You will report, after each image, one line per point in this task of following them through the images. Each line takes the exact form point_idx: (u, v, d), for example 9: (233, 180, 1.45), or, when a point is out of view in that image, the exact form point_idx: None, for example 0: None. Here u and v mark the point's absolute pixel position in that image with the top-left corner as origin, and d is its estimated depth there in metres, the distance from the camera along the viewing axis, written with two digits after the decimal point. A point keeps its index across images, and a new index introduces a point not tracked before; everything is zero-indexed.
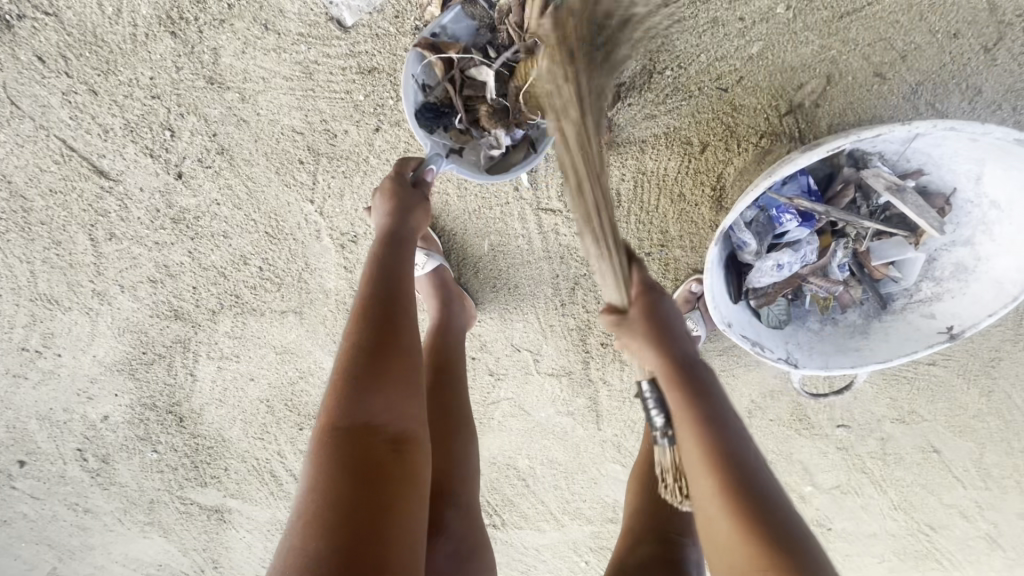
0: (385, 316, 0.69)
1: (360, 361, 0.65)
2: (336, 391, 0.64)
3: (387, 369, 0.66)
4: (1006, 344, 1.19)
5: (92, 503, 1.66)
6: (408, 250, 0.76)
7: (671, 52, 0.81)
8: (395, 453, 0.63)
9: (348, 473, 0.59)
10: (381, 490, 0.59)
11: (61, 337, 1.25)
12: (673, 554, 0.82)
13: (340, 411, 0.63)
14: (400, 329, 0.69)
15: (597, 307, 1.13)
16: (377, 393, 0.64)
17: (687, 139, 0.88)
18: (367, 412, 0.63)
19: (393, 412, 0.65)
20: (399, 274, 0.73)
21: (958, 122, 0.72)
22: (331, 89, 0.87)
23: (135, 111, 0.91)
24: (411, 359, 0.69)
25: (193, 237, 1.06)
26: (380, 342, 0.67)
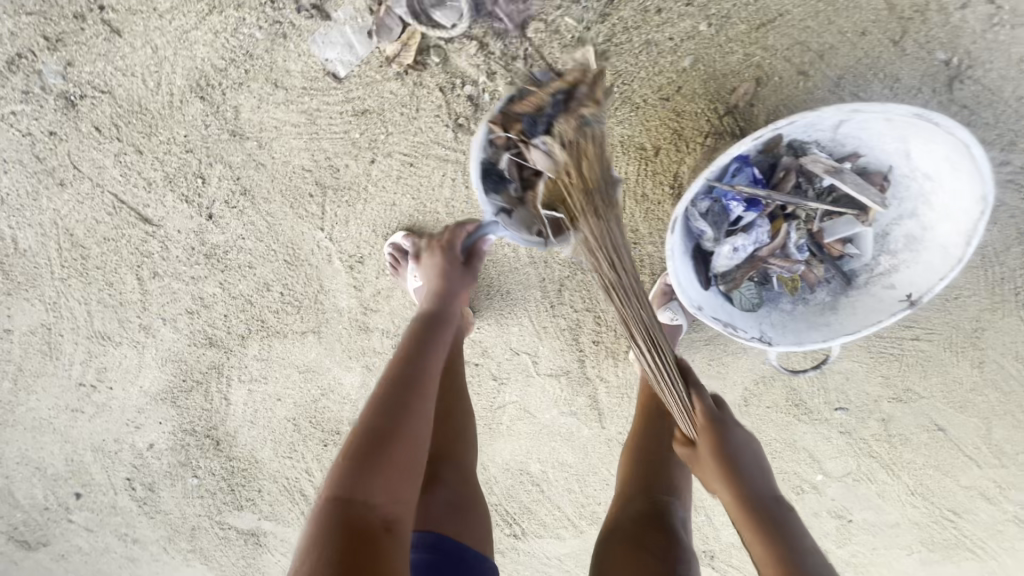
0: (405, 395, 0.81)
1: (367, 441, 0.75)
2: (344, 464, 0.74)
3: (390, 447, 0.76)
4: (986, 313, 1.22)
5: (140, 532, 1.79)
6: (430, 344, 0.89)
7: (615, 72, 0.93)
8: (385, 527, 0.71)
9: (338, 533, 0.68)
10: (367, 556, 0.67)
11: (113, 370, 1.42)
12: (660, 508, 0.99)
13: (342, 484, 0.72)
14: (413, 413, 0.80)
15: (584, 306, 1.24)
16: (376, 473, 0.73)
17: (640, 145, 1.00)
18: (364, 490, 0.72)
19: (386, 494, 0.73)
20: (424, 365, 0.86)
21: (860, 104, 0.82)
22: (332, 130, 1.02)
23: (173, 164, 1.08)
24: (416, 442, 0.79)
25: (223, 270, 1.22)
26: (393, 418, 0.78)
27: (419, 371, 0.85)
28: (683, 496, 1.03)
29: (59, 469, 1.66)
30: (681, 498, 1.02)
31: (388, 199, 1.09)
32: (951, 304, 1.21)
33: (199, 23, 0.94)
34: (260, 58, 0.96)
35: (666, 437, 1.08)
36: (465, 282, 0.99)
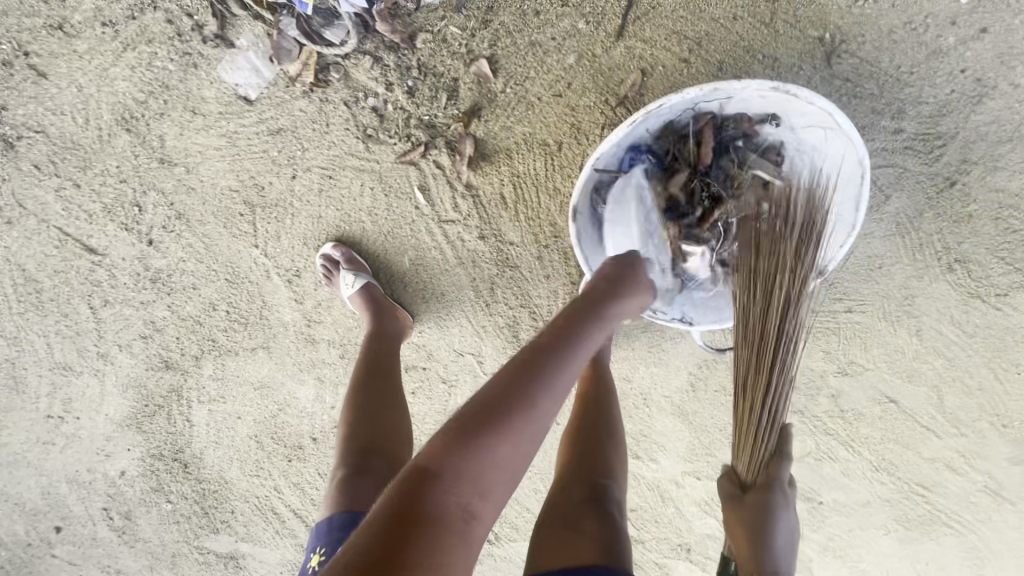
0: (532, 383, 0.66)
1: (478, 419, 0.62)
2: (448, 435, 0.61)
3: (495, 435, 0.62)
4: (914, 280, 1.24)
5: (122, 562, 1.81)
6: (586, 335, 0.75)
7: (506, 73, 0.98)
8: (455, 523, 0.57)
9: (405, 508, 0.56)
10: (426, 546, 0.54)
11: (78, 400, 1.46)
12: (590, 487, 0.96)
13: (434, 459, 0.59)
14: (535, 406, 0.65)
15: (518, 301, 1.25)
16: (474, 461, 0.60)
17: (543, 141, 1.04)
18: (456, 477, 0.58)
19: (483, 488, 0.60)
20: (564, 359, 0.70)
21: (717, 84, 0.86)
22: (251, 150, 1.07)
23: (110, 195, 1.14)
24: (522, 445, 0.64)
25: (169, 293, 1.27)
26: (509, 403, 0.64)
27: (559, 360, 0.69)
28: (618, 476, 1.00)
29: (38, 503, 1.70)
30: (616, 478, 1.00)
31: (314, 212, 1.14)
32: (877, 274, 1.23)
33: (115, 60, 1.01)
34: (176, 89, 1.03)
35: (601, 418, 1.07)
36: (647, 285, 0.89)
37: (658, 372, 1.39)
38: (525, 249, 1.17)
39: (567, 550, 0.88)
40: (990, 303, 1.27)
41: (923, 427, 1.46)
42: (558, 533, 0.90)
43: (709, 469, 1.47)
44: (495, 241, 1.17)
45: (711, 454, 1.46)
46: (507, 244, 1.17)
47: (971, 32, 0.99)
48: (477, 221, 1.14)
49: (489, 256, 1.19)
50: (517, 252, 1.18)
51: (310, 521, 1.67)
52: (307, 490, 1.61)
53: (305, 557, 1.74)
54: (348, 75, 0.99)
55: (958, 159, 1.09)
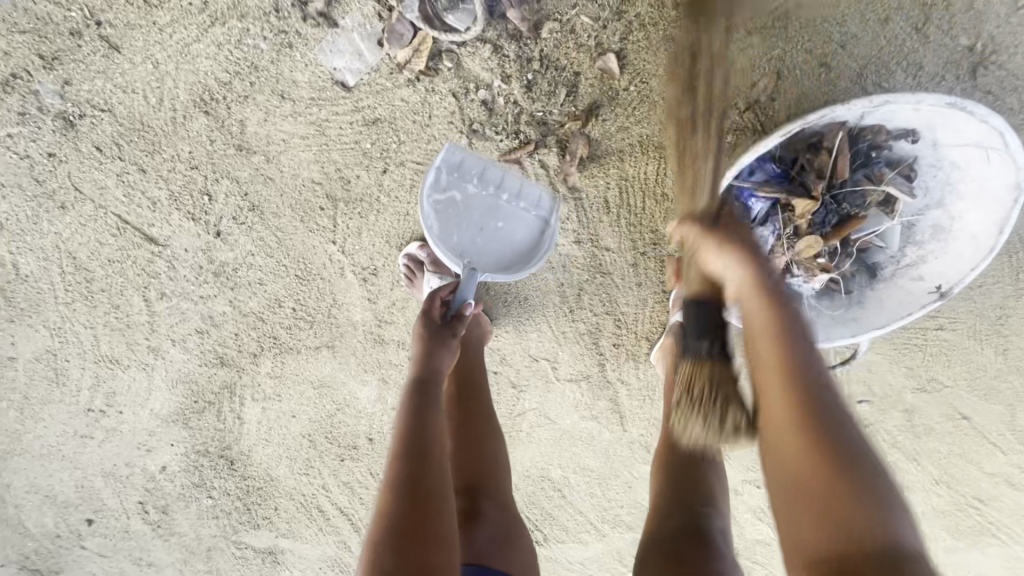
0: (418, 458, 0.78)
1: (413, 437, 0.81)
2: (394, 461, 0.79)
3: (428, 444, 0.80)
4: (1010, 299, 1.22)
5: (155, 555, 1.76)
6: (432, 394, 0.87)
7: (630, 71, 0.92)
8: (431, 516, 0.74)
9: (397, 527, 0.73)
10: (419, 541, 0.72)
11: (123, 394, 1.38)
12: (698, 522, 0.91)
13: (396, 484, 0.77)
14: (429, 471, 0.78)
15: (604, 310, 1.20)
16: (423, 468, 0.78)
17: (660, 144, 0.98)
18: (417, 485, 0.76)
19: (435, 486, 0.77)
20: (425, 427, 0.82)
21: (890, 97, 0.81)
22: (342, 141, 0.99)
23: (178, 182, 1.05)
24: (437, 503, 0.76)
25: (232, 287, 1.19)
26: (412, 486, 0.76)
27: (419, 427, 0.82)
28: (721, 508, 0.95)
29: (69, 495, 1.63)
30: (720, 511, 0.94)
31: (401, 209, 1.06)
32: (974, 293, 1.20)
33: (201, 36, 0.92)
34: (266, 70, 0.94)
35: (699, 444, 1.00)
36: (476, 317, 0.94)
37: None
38: (621, 256, 1.12)
39: None
40: None
41: (990, 444, 1.45)
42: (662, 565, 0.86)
43: None
44: (590, 246, 1.11)
45: None
46: (603, 249, 1.11)
47: None
48: (574, 225, 1.08)
49: (582, 261, 1.13)
50: (611, 258, 1.12)
51: (356, 520, 1.62)
52: (357, 489, 1.56)
53: (348, 554, 1.70)
54: (459, 64, 0.92)
55: None
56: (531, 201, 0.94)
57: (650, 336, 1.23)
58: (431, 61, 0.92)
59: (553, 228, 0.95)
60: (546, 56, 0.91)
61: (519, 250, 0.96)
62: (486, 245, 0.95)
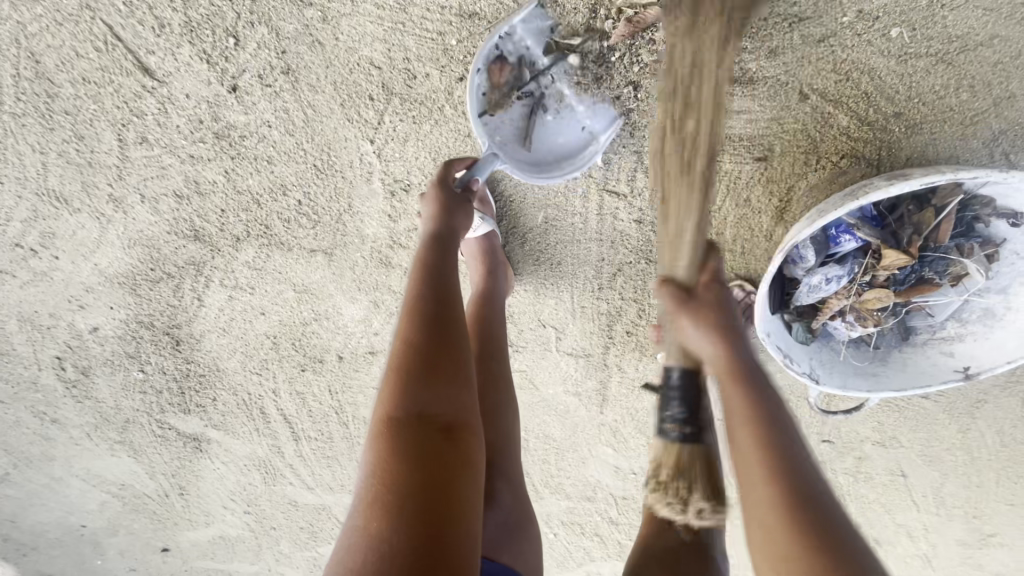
0: (439, 303, 0.74)
1: (431, 267, 0.78)
2: (415, 290, 0.76)
3: (450, 278, 0.78)
4: (993, 387, 1.28)
5: (61, 414, 1.60)
6: (452, 251, 0.81)
7: (775, 56, 0.81)
8: (454, 339, 0.72)
9: (420, 347, 0.70)
10: (447, 360, 0.70)
11: (63, 239, 1.17)
12: None
13: (419, 305, 0.74)
14: (452, 319, 0.74)
15: (633, 296, 1.13)
16: (446, 297, 0.76)
17: (768, 146, 0.88)
18: (439, 311, 0.73)
19: (457, 315, 0.75)
20: (444, 281, 0.77)
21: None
22: (422, 27, 0.82)
23: (202, 10, 0.84)
24: (459, 342, 0.73)
25: (233, 157, 1.00)
26: (438, 322, 0.73)
27: (439, 279, 0.76)
28: None
29: None
30: None
31: (463, 127, 0.91)
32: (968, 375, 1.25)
33: None
34: None
35: None
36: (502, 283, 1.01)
37: None
38: None
39: None
40: None
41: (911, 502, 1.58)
42: None
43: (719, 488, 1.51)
44: (649, 229, 1.01)
45: None
46: None
47: None
48: (642, 202, 0.98)
49: (633, 242, 1.04)
50: None
51: (298, 430, 1.54)
52: (309, 401, 1.46)
53: (278, 459, 1.63)
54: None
55: None
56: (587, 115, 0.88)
57: None
58: None
59: (595, 148, 0.89)
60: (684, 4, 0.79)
61: (544, 158, 0.89)
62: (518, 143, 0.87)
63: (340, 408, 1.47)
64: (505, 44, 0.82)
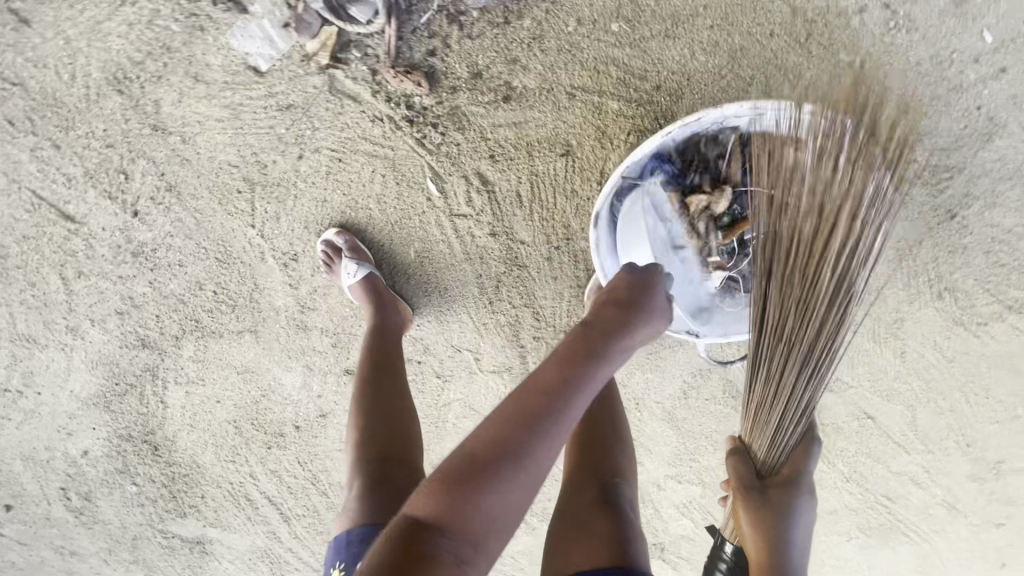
0: (523, 411, 0.66)
1: (587, 352, 0.73)
2: (572, 374, 0.70)
3: (599, 374, 0.72)
4: (904, 305, 1.29)
5: (78, 544, 1.73)
6: (612, 340, 0.75)
7: (536, 70, 0.96)
8: (516, 465, 0.63)
9: (486, 453, 0.63)
10: (488, 487, 0.61)
11: (40, 375, 1.37)
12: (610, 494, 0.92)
13: (566, 394, 0.69)
14: (528, 435, 0.64)
15: (522, 302, 1.23)
16: (552, 404, 0.67)
17: (566, 141, 1.02)
18: (523, 421, 0.65)
19: (534, 430, 0.65)
20: (587, 373, 0.71)
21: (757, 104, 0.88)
22: (257, 125, 1.02)
23: (93, 159, 1.06)
24: (518, 467, 0.63)
25: (152, 268, 1.19)
26: (516, 428, 0.65)
27: (559, 412, 0.67)
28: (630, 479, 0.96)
29: None
30: (629, 481, 0.95)
31: (318, 195, 1.09)
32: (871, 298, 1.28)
33: (111, 13, 0.94)
34: (178, 51, 0.97)
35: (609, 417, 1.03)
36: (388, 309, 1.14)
37: (653, 378, 1.40)
38: (536, 249, 1.16)
39: (586, 549, 0.85)
40: (971, 331, 1.31)
41: (906, 454, 1.47)
42: (565, 538, 0.87)
43: (689, 475, 1.50)
44: (505, 239, 1.14)
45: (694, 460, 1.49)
46: (518, 242, 1.15)
47: (991, 71, 1.06)
48: (488, 218, 1.11)
49: (497, 253, 1.16)
50: (527, 251, 1.16)
51: (285, 509, 1.62)
52: (284, 477, 1.56)
53: (277, 545, 1.69)
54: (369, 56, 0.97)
55: (961, 193, 1.15)
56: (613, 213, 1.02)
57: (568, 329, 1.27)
58: (335, 56, 0.97)
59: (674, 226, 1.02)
60: (441, 52, 0.96)
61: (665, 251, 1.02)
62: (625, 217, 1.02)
63: (314, 477, 1.55)
64: (324, 112, 1.01)
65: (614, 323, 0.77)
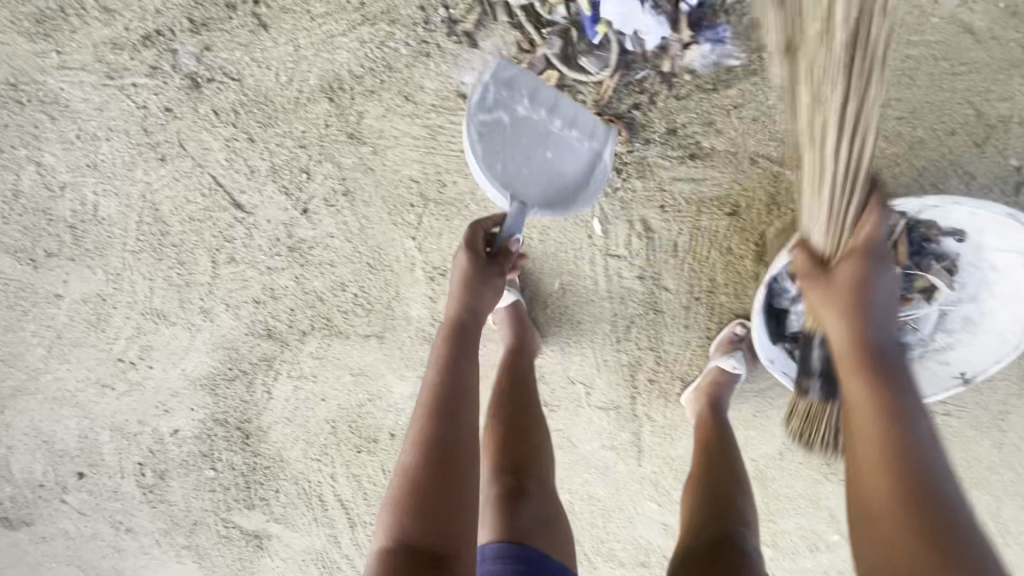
0: (442, 417, 0.85)
1: (444, 373, 0.89)
2: (435, 385, 0.88)
3: (460, 393, 0.88)
4: (1010, 397, 1.33)
5: (136, 522, 1.70)
6: (464, 355, 0.92)
7: (725, 137, 1.03)
8: (445, 457, 0.81)
9: (426, 459, 0.81)
10: (437, 480, 0.79)
11: (158, 350, 1.39)
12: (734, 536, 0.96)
13: (432, 405, 0.86)
14: (451, 431, 0.84)
15: (648, 344, 1.27)
16: (448, 408, 0.86)
17: (735, 203, 1.08)
18: (444, 423, 0.84)
19: (447, 429, 0.84)
20: (454, 382, 0.88)
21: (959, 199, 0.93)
22: (449, 148, 1.08)
23: (282, 157, 1.11)
24: (457, 456, 0.82)
25: (302, 264, 1.23)
26: (443, 435, 0.83)
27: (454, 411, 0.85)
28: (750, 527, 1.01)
29: (68, 445, 1.59)
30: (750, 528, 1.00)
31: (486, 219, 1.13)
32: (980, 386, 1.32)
33: (348, 30, 1.02)
34: (398, 72, 1.04)
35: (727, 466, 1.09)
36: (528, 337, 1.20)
37: (752, 435, 1.42)
38: (677, 297, 1.19)
39: None
40: None
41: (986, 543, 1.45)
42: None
43: (768, 534, 1.51)
44: (651, 283, 1.18)
45: (775, 521, 1.49)
46: (661, 288, 1.19)
47: None
48: (642, 261, 1.16)
49: (639, 296, 1.20)
50: (667, 298, 1.20)
51: (354, 516, 1.59)
52: (364, 484, 1.55)
53: (335, 550, 1.64)
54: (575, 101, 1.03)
55: None
56: (484, 102, 0.95)
57: (686, 377, 1.29)
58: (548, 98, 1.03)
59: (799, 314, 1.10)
60: (642, 107, 1.02)
61: (581, 175, 0.99)
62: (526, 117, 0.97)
63: None
64: None
65: (462, 318, 0.95)
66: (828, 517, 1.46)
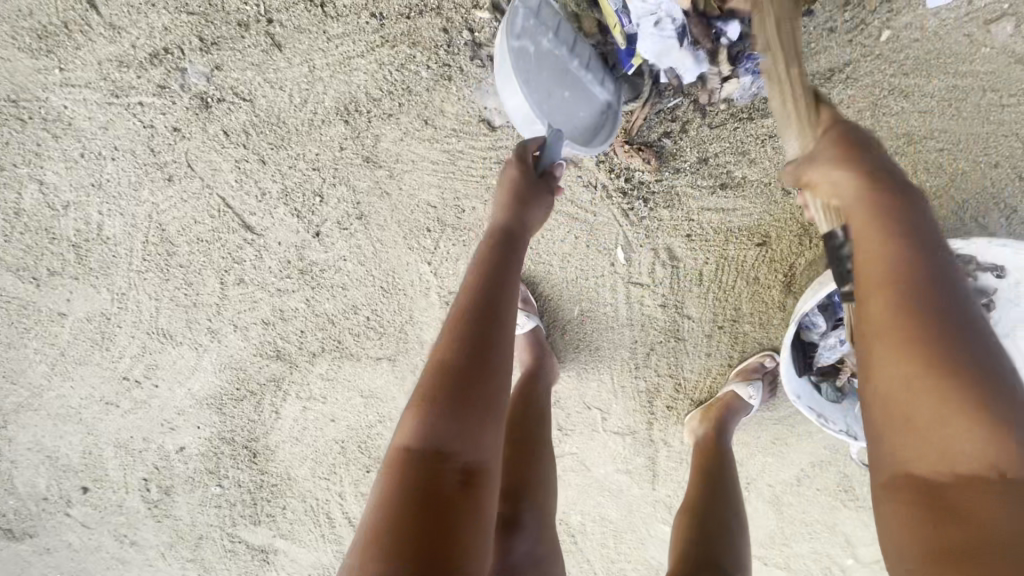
0: (474, 329, 0.70)
1: (484, 287, 0.75)
2: (469, 299, 0.73)
3: (491, 307, 0.73)
4: None
5: (140, 536, 1.67)
6: (506, 267, 0.77)
7: (758, 166, 0.99)
8: (479, 382, 0.67)
9: (453, 377, 0.67)
10: (474, 397, 0.66)
11: (164, 369, 1.35)
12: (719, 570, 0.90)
13: (462, 325, 0.71)
14: (487, 351, 0.69)
15: (668, 371, 1.23)
16: (490, 328, 0.71)
17: (765, 233, 1.04)
18: (477, 343, 0.70)
19: (482, 350, 0.69)
20: (490, 299, 0.73)
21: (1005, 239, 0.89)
22: (469, 173, 1.04)
23: (294, 179, 1.08)
24: (497, 381, 0.69)
25: (314, 286, 1.19)
26: (477, 351, 0.69)
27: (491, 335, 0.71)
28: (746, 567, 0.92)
29: (72, 460, 1.56)
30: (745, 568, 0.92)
31: None
32: None
33: (366, 51, 0.97)
34: (418, 95, 0.99)
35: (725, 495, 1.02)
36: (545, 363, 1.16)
37: (770, 462, 1.39)
38: (699, 325, 1.16)
39: None
40: None
41: None
42: None
43: (782, 558, 1.49)
44: (673, 311, 1.14)
45: (789, 545, 1.47)
46: (684, 317, 1.15)
47: None
48: (665, 290, 1.12)
49: (661, 323, 1.16)
50: (690, 327, 1.16)
51: None
52: None
53: None
54: None
55: None
56: (511, 27, 0.82)
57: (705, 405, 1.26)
58: None
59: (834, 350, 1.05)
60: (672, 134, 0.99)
61: (589, 126, 0.90)
62: (549, 51, 0.85)
63: None
64: None
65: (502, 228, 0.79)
66: (844, 543, 1.43)
